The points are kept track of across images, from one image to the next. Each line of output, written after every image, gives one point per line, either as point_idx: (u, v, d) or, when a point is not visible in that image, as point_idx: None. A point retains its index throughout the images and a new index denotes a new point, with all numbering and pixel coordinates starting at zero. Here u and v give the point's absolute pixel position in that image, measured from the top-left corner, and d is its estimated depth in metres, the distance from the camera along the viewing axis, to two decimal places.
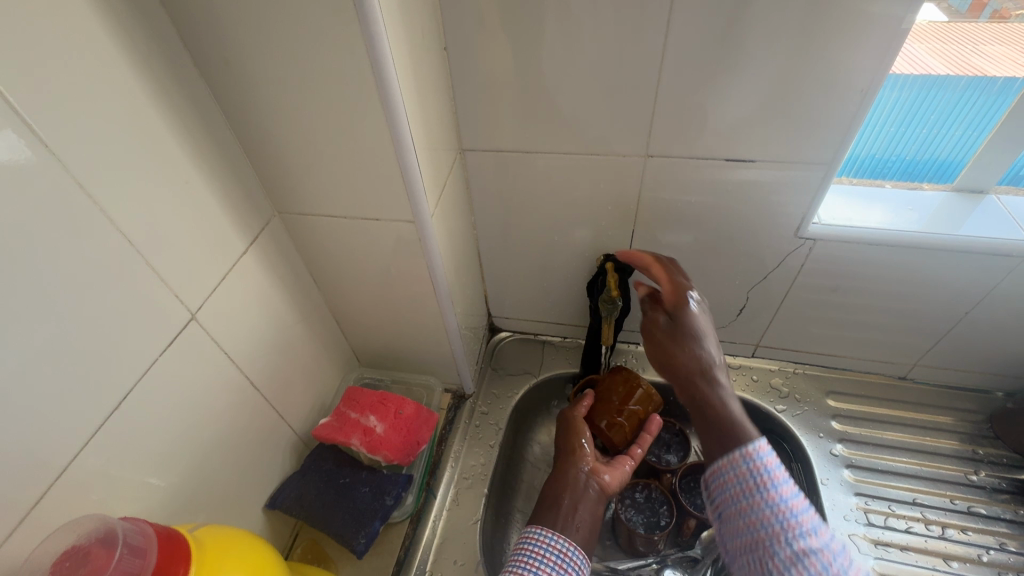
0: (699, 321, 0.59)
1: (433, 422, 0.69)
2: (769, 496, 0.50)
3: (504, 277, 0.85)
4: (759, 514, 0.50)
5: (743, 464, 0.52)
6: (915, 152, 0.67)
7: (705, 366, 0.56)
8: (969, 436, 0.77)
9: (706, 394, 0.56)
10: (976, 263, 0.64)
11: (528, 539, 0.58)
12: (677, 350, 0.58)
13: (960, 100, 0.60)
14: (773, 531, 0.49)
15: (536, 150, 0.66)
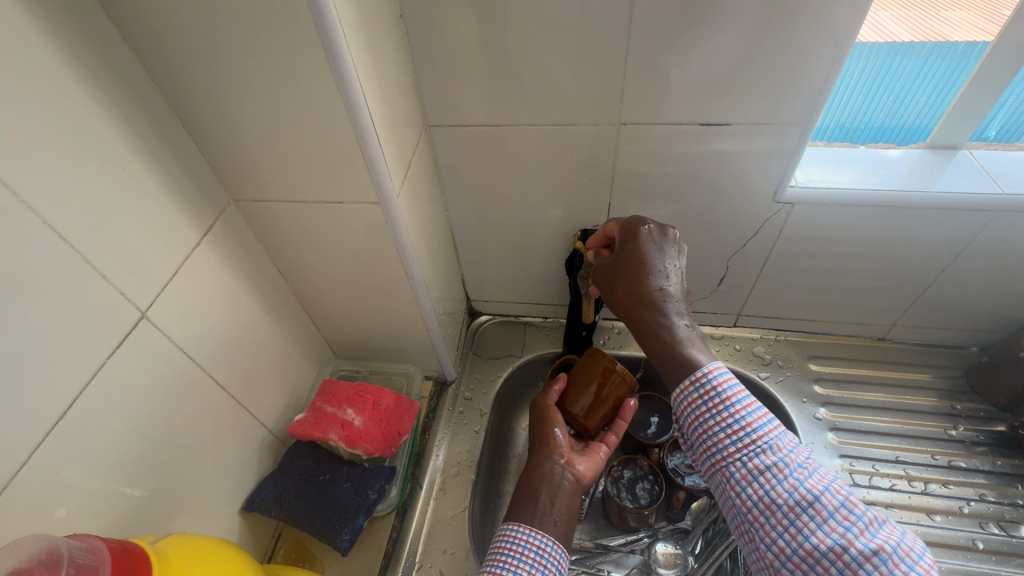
0: (653, 249, 0.57)
1: (414, 410, 0.67)
2: (722, 418, 0.50)
3: (481, 259, 0.82)
4: (713, 436, 0.50)
5: (694, 392, 0.51)
6: (882, 119, 0.66)
7: (648, 295, 0.55)
8: (946, 392, 0.78)
9: (654, 323, 0.54)
10: (952, 221, 0.64)
11: (505, 538, 0.55)
12: (622, 281, 0.57)
13: (924, 66, 0.60)
14: (729, 451, 0.50)
15: (506, 124, 0.63)
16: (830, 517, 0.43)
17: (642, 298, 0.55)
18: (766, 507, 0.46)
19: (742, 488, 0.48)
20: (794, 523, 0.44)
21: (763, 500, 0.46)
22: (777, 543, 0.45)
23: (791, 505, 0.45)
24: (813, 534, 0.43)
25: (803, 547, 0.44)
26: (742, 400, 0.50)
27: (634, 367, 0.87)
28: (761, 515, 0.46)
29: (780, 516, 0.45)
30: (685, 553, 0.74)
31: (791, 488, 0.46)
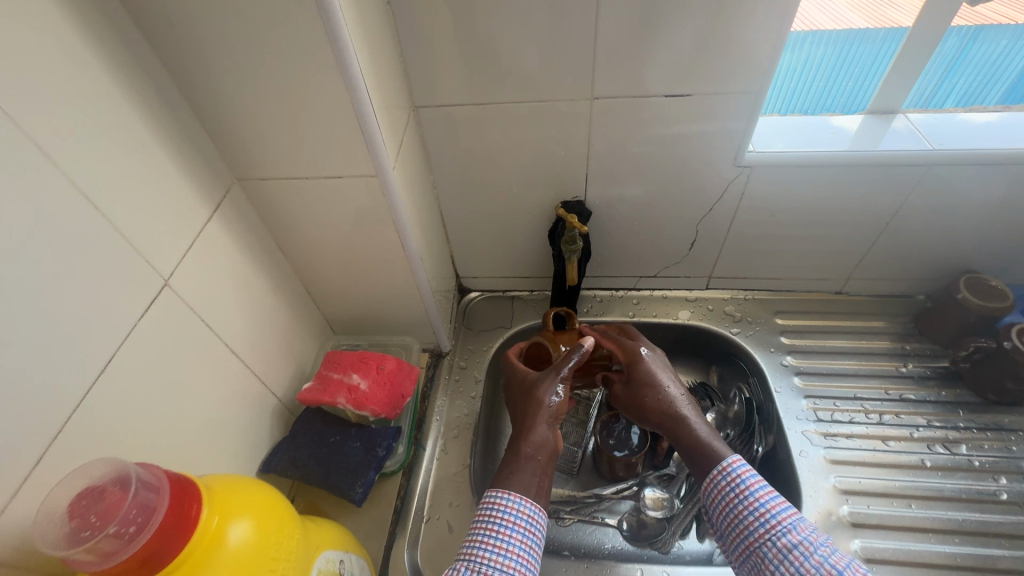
0: (659, 365, 0.65)
1: (415, 374, 0.71)
2: (750, 503, 0.54)
3: (469, 236, 0.87)
4: (745, 520, 0.54)
5: (721, 480, 0.56)
6: (844, 105, 0.76)
7: (673, 400, 0.62)
8: (897, 336, 0.86)
9: (677, 424, 0.61)
10: (891, 176, 0.71)
11: (491, 504, 0.53)
12: (649, 389, 0.63)
13: (879, 52, 0.69)
14: (759, 533, 0.53)
15: (489, 103, 0.67)
16: None
17: (662, 407, 0.62)
18: None
19: (776, 567, 0.50)
20: None
21: None
22: None
23: None
24: None
25: None
26: (765, 487, 0.55)
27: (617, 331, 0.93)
28: None
29: None
30: (671, 496, 0.80)
31: (817, 564, 0.48)
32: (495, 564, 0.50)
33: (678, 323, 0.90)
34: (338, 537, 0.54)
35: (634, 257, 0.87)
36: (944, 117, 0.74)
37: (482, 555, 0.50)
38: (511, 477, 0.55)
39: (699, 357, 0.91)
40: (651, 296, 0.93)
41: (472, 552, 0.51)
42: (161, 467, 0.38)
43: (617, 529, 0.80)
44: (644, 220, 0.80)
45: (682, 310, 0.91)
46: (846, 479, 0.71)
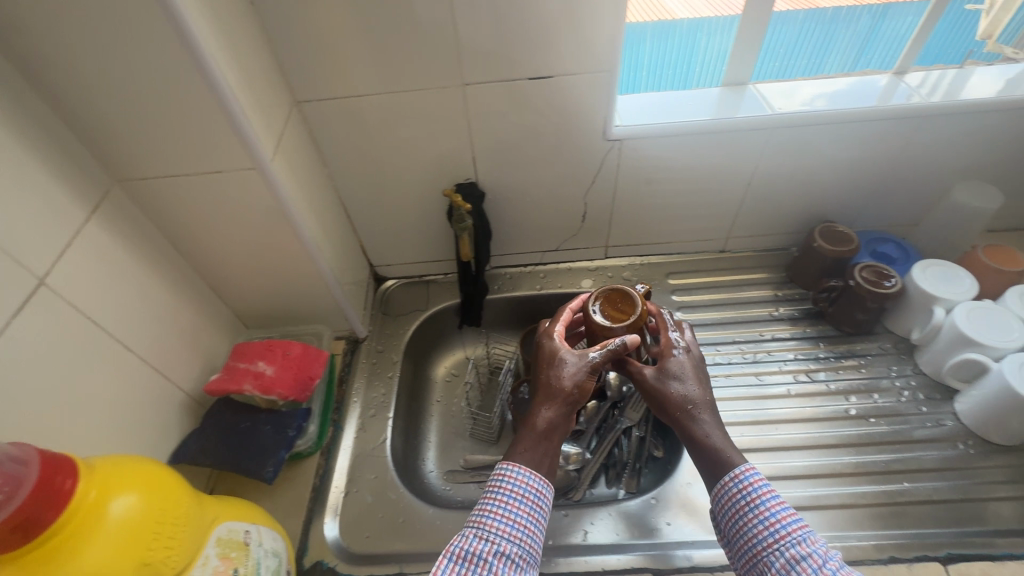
0: (696, 361, 0.61)
1: (323, 357, 0.75)
2: (759, 511, 0.52)
3: (375, 226, 0.90)
4: (751, 529, 0.52)
5: (732, 487, 0.54)
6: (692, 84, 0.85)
7: (692, 402, 0.58)
8: (773, 284, 0.95)
9: (694, 427, 0.57)
10: (742, 140, 0.80)
11: (502, 474, 0.55)
12: (667, 386, 0.59)
13: (717, 38, 0.80)
14: (766, 542, 0.51)
15: (368, 95, 0.71)
16: None
17: (685, 405, 0.58)
18: None
19: None
20: None
21: None
22: None
23: None
24: None
25: None
26: (777, 496, 0.53)
27: (528, 304, 0.99)
28: None
29: None
30: (583, 449, 0.87)
31: None
32: (501, 530, 0.52)
33: (580, 290, 0.97)
34: (245, 511, 0.57)
35: (534, 233, 0.93)
36: (785, 85, 0.83)
37: (491, 523, 0.52)
38: (520, 451, 0.56)
39: None
40: (557, 268, 1.00)
41: (481, 521, 0.53)
42: (32, 446, 0.40)
43: None
44: (534, 197, 0.86)
45: (585, 279, 0.98)
46: (726, 413, 0.79)
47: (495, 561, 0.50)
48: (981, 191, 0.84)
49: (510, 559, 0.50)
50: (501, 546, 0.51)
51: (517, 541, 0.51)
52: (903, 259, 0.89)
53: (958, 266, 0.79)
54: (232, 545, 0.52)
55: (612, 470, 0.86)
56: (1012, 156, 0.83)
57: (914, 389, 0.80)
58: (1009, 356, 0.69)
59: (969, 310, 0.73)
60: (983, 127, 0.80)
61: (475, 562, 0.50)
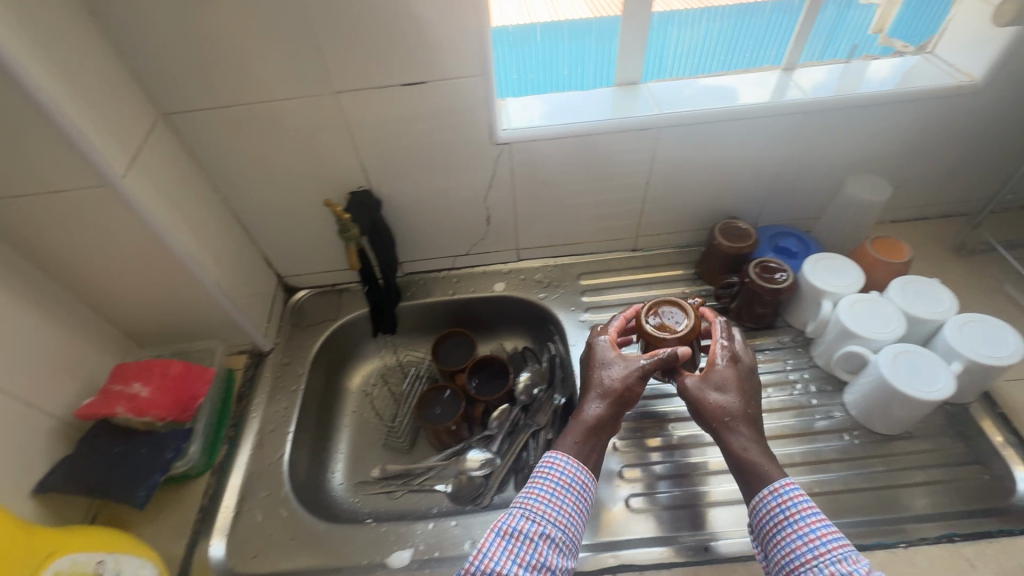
0: (743, 377, 0.66)
1: (208, 375, 0.73)
2: (799, 527, 0.56)
3: (274, 237, 0.88)
4: (792, 543, 0.56)
5: (772, 500, 0.58)
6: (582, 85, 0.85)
7: (730, 413, 0.63)
8: (683, 281, 0.96)
9: (732, 439, 0.63)
10: (631, 141, 0.80)
11: (551, 461, 0.64)
12: (706, 397, 0.65)
13: (601, 39, 0.80)
14: (806, 556, 0.55)
15: (239, 105, 0.69)
16: None
17: (724, 418, 0.63)
18: None
19: None
20: None
21: None
22: None
23: None
24: None
25: None
26: (817, 515, 0.56)
27: (442, 310, 0.98)
28: None
29: None
30: (492, 454, 0.87)
31: None
32: (547, 514, 0.60)
33: (493, 294, 0.97)
34: (101, 536, 0.58)
35: (441, 238, 0.92)
36: (674, 84, 0.83)
37: (538, 507, 0.60)
38: (569, 442, 0.65)
39: (522, 322, 0.99)
40: (470, 273, 0.99)
41: (529, 503, 0.61)
42: None
43: (444, 493, 0.86)
44: (433, 204, 0.85)
45: (498, 282, 0.98)
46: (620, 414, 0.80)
47: (539, 541, 0.58)
48: (871, 184, 0.85)
49: (555, 541, 0.59)
50: (546, 528, 0.59)
51: (560, 526, 0.60)
52: (803, 253, 0.89)
53: (844, 259, 0.80)
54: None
55: (521, 474, 0.85)
56: (900, 148, 0.85)
57: (807, 381, 0.81)
58: (884, 348, 0.70)
59: (852, 304, 0.74)
60: (866, 121, 0.81)
61: (522, 540, 0.58)
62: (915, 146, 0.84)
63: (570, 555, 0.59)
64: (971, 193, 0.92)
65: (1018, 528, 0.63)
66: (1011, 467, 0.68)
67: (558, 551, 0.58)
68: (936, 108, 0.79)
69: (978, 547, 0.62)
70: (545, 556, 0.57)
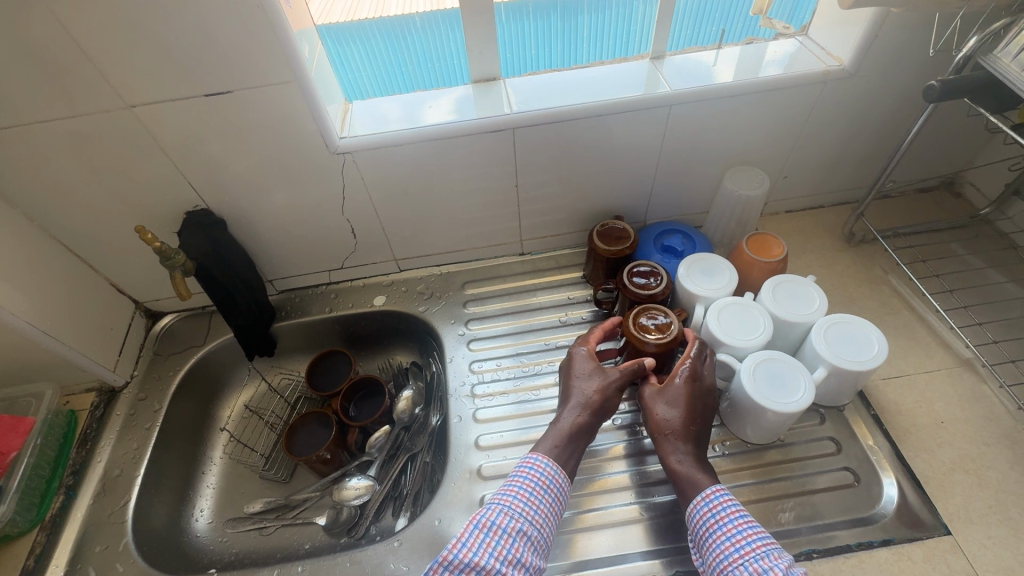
0: (702, 392, 0.64)
1: (23, 426, 0.68)
2: (727, 528, 0.54)
3: (115, 264, 0.81)
4: (720, 546, 0.54)
5: (703, 506, 0.57)
6: (437, 82, 0.79)
7: (670, 429, 0.62)
8: (571, 286, 0.91)
9: (678, 451, 0.61)
10: (489, 142, 0.74)
11: (532, 461, 0.61)
12: (653, 409, 0.64)
13: (445, 33, 0.74)
14: (733, 557, 0.52)
15: (18, 125, 0.61)
16: None
17: (675, 431, 0.62)
18: None
19: None
20: None
21: None
22: None
23: None
24: None
25: None
26: (747, 516, 0.55)
27: (321, 328, 0.92)
28: None
29: None
30: (373, 480, 0.81)
31: None
32: (525, 512, 0.57)
33: (372, 309, 0.91)
34: None
35: (306, 253, 0.86)
36: (533, 78, 0.78)
37: (517, 502, 0.58)
38: (541, 446, 0.63)
39: (407, 337, 0.94)
40: (349, 287, 0.93)
41: (507, 500, 0.58)
42: None
43: (320, 526, 0.79)
44: (286, 218, 0.79)
45: (378, 296, 0.92)
46: (490, 435, 0.75)
47: (517, 537, 0.55)
48: (748, 177, 0.81)
49: (531, 539, 0.56)
50: (524, 525, 0.56)
51: (537, 525, 0.57)
52: (689, 251, 0.85)
53: (717, 257, 0.76)
54: None
55: (400, 501, 0.80)
56: (776, 139, 0.81)
57: None
58: (749, 356, 0.67)
59: (721, 309, 0.71)
60: (738, 112, 0.76)
61: (500, 535, 0.55)
62: (792, 136, 0.81)
63: (543, 555, 0.57)
64: (858, 180, 0.90)
65: (878, 540, 0.61)
66: (877, 473, 0.66)
67: (534, 549, 0.56)
68: (805, 96, 0.75)
69: (834, 564, 0.60)
70: (520, 553, 0.54)
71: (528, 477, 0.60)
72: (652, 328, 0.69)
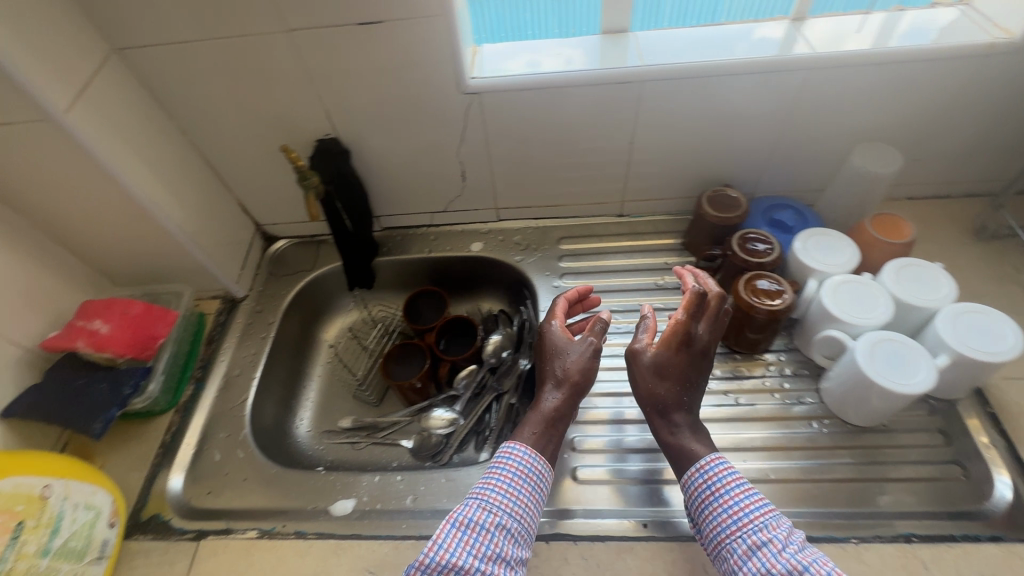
0: (691, 360, 0.63)
1: (170, 317, 0.75)
2: (722, 500, 0.55)
3: (246, 185, 0.87)
4: (717, 517, 0.54)
5: (697, 478, 0.57)
6: (567, 28, 0.78)
7: (665, 400, 0.61)
8: (668, 252, 0.91)
9: (669, 422, 0.61)
10: (613, 94, 0.74)
11: (508, 453, 0.61)
12: (646, 382, 0.62)
13: None
14: (730, 530, 0.53)
15: (189, 41, 0.66)
16: None
17: (666, 403, 0.61)
18: None
19: (745, 563, 0.51)
20: None
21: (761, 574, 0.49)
22: None
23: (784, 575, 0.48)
24: None
25: None
26: (742, 486, 0.55)
27: (419, 267, 0.97)
28: None
29: None
30: (457, 414, 0.85)
31: (785, 560, 0.49)
32: (504, 504, 0.57)
33: (469, 254, 0.94)
34: (70, 467, 0.61)
35: (415, 192, 0.90)
36: (664, 34, 0.77)
37: (494, 496, 0.57)
38: (525, 436, 0.62)
39: (499, 284, 0.97)
40: (449, 231, 0.97)
41: (485, 494, 0.57)
42: None
43: (406, 448, 0.85)
44: (404, 155, 0.82)
45: (475, 242, 0.95)
46: None
47: (495, 532, 0.54)
48: (880, 154, 0.77)
49: (511, 531, 0.55)
50: (502, 518, 0.55)
51: (516, 515, 0.56)
52: (800, 227, 0.82)
53: (842, 236, 0.74)
54: (20, 499, 0.54)
55: (482, 436, 0.84)
56: (916, 116, 0.76)
57: (783, 364, 0.76)
58: (864, 335, 0.65)
59: (838, 285, 0.68)
60: (881, 83, 0.72)
61: (478, 531, 0.54)
62: (935, 115, 0.76)
63: (525, 546, 0.56)
64: (998, 171, 0.83)
65: (985, 535, 0.59)
66: (989, 470, 0.64)
67: (514, 541, 0.55)
68: (961, 70, 0.70)
69: (936, 551, 0.58)
70: (500, 547, 0.53)
71: (500, 476, 0.59)
72: (761, 292, 0.70)
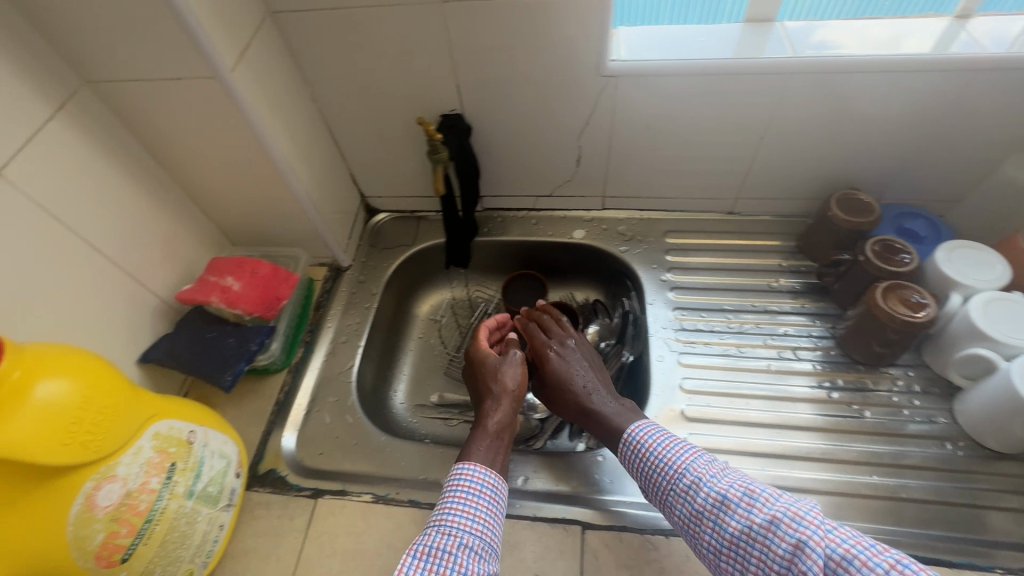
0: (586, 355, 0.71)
1: (292, 280, 0.78)
2: (649, 457, 0.58)
3: (361, 155, 0.88)
4: (648, 472, 0.58)
5: (624, 445, 0.61)
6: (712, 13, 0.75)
7: (590, 387, 0.66)
8: (781, 254, 0.88)
9: (599, 409, 0.64)
10: (757, 86, 0.71)
11: (460, 474, 0.57)
12: (572, 374, 0.68)
13: None
14: (661, 482, 0.57)
15: (340, 7, 0.66)
16: (739, 506, 0.51)
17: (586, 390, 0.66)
18: (697, 516, 0.53)
19: (679, 507, 0.55)
20: (716, 520, 0.51)
21: (693, 511, 0.53)
22: (710, 539, 0.52)
23: (710, 508, 0.52)
24: (731, 522, 0.50)
25: (726, 537, 0.50)
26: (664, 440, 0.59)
27: (518, 250, 0.96)
28: (695, 524, 0.53)
29: (707, 519, 0.52)
30: None
31: (711, 494, 0.53)
32: (463, 524, 0.53)
33: (571, 241, 0.93)
34: (207, 416, 0.63)
35: (526, 174, 0.89)
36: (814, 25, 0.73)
37: (451, 518, 0.53)
38: (475, 452, 0.59)
39: (597, 274, 0.96)
40: (552, 216, 0.96)
41: (442, 519, 0.54)
42: None
43: None
44: (524, 135, 0.82)
45: (578, 229, 0.93)
46: (694, 381, 0.76)
47: (460, 553, 0.50)
48: None
49: (476, 549, 0.51)
50: (464, 537, 0.51)
51: (476, 532, 0.53)
52: (933, 239, 0.78)
53: (989, 250, 0.69)
54: (173, 442, 0.56)
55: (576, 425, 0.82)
56: None
57: (910, 379, 0.73)
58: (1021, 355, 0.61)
59: (989, 301, 0.65)
60: None
61: (440, 557, 0.50)
62: None
63: (491, 560, 0.52)
64: None
65: None
66: None
67: (480, 559, 0.51)
68: None
69: None
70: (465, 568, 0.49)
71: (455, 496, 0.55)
72: (905, 305, 0.67)
